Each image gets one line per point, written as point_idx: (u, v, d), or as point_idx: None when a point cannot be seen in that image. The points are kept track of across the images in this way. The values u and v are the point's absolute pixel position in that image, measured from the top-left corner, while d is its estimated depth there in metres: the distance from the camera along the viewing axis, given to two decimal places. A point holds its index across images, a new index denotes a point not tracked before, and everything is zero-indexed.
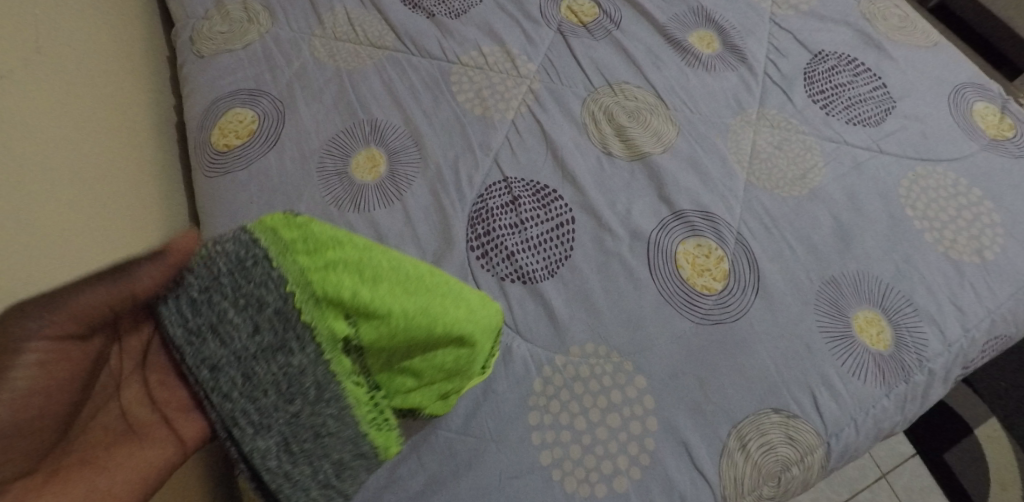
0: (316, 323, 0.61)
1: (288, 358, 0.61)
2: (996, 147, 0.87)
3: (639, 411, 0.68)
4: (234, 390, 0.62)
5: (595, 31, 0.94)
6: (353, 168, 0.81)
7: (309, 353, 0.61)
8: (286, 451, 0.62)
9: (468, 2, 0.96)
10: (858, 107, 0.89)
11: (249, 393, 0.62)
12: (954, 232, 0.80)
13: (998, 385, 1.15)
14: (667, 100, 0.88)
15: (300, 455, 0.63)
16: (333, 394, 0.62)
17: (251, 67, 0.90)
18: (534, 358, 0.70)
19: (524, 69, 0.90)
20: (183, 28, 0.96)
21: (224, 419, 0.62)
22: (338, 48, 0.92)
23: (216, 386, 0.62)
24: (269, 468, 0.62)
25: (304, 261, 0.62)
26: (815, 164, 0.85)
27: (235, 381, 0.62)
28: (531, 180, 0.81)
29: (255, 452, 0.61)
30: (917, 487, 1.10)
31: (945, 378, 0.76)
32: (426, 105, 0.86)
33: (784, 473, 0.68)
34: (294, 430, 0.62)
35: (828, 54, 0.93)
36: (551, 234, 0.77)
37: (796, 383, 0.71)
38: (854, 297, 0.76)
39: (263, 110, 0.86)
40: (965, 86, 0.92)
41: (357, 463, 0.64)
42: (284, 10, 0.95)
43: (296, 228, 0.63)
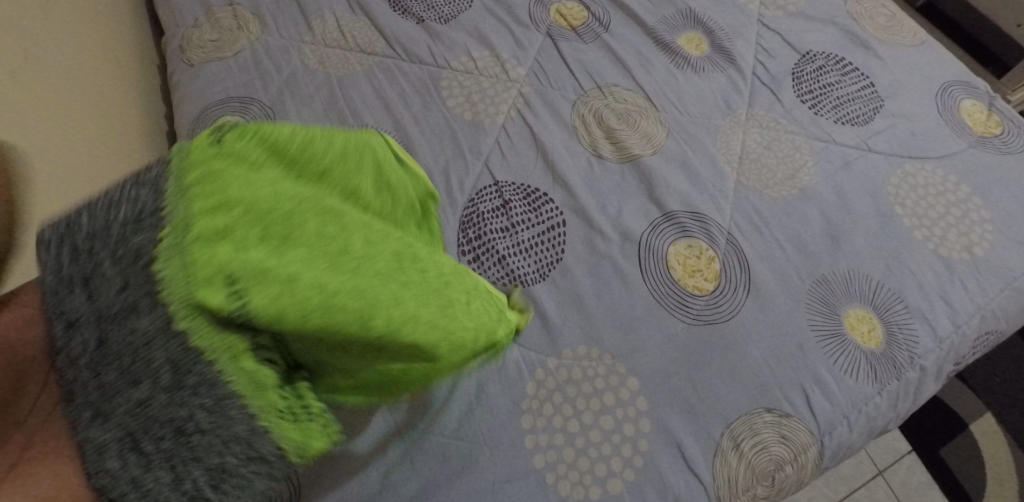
0: (195, 285, 0.46)
1: (147, 317, 0.46)
2: (984, 143, 0.87)
3: (632, 413, 0.68)
4: (99, 350, 0.46)
5: (584, 34, 0.95)
6: None
7: (169, 318, 0.46)
8: (137, 449, 0.46)
9: (457, 7, 0.96)
10: (846, 106, 0.89)
11: (110, 362, 0.46)
12: (943, 228, 0.81)
13: (991, 380, 1.16)
14: (657, 101, 0.89)
15: (168, 453, 0.46)
16: (189, 405, 0.46)
17: (240, 74, 0.90)
18: (526, 361, 0.70)
19: (514, 73, 0.90)
20: (173, 37, 0.96)
21: (79, 388, 0.46)
22: (328, 54, 0.92)
23: (75, 340, 0.46)
24: (126, 464, 0.45)
25: (208, 225, 0.48)
26: (804, 163, 0.85)
27: (95, 341, 0.46)
28: (522, 184, 0.81)
29: (86, 441, 0.45)
30: (913, 483, 1.10)
31: (937, 375, 0.76)
32: (416, 110, 0.87)
33: (778, 472, 0.68)
34: (155, 418, 0.46)
35: (816, 54, 0.94)
36: (542, 237, 0.77)
37: (788, 382, 0.71)
38: (845, 295, 0.76)
39: (253, 117, 0.86)
40: (952, 84, 0.93)
41: (241, 471, 0.47)
42: (274, 18, 0.95)
43: (223, 170, 0.51)
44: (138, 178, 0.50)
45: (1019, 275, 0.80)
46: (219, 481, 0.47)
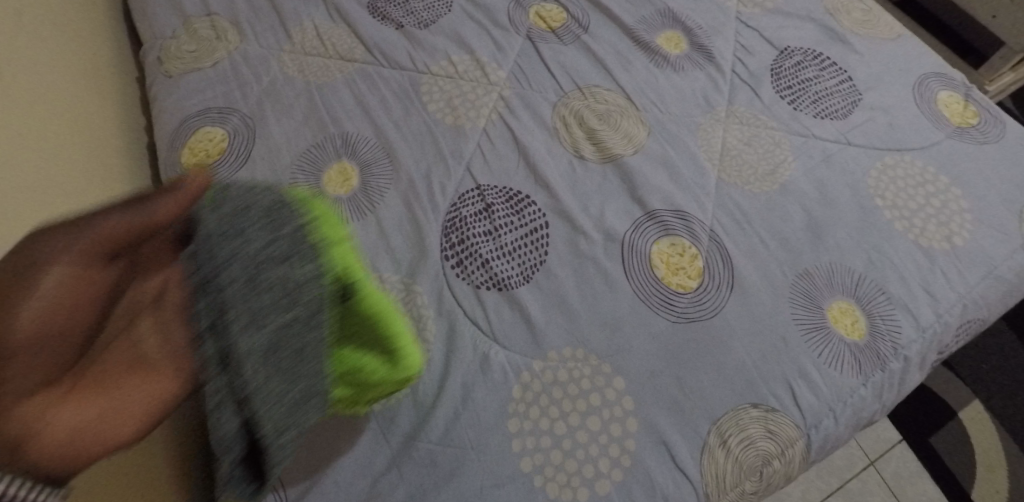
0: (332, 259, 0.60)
1: (290, 270, 0.57)
2: (961, 134, 0.88)
3: (619, 412, 0.68)
4: (235, 284, 0.55)
5: (564, 36, 0.95)
6: (326, 182, 0.80)
7: (309, 272, 0.58)
8: (267, 354, 0.55)
9: (437, 12, 0.96)
10: (825, 101, 0.90)
11: (247, 292, 0.55)
12: (923, 219, 0.81)
13: (979, 367, 1.16)
14: (637, 101, 0.89)
15: (279, 367, 0.56)
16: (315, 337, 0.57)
17: (219, 85, 0.90)
18: (512, 364, 0.70)
19: (494, 77, 0.90)
20: (151, 49, 0.95)
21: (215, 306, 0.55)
22: (308, 62, 0.92)
23: (216, 276, 0.55)
24: (248, 370, 0.54)
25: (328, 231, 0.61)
26: (784, 159, 0.86)
27: (236, 277, 0.55)
28: (504, 187, 0.81)
29: (238, 347, 0.54)
30: (905, 472, 1.10)
31: (921, 365, 0.77)
32: (397, 116, 0.87)
33: (765, 467, 0.69)
34: (281, 336, 0.56)
35: (794, 49, 0.95)
36: (525, 240, 0.77)
37: (773, 377, 0.71)
38: (828, 289, 0.77)
39: (233, 127, 0.85)
40: (929, 76, 0.94)
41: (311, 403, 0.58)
42: (253, 27, 0.95)
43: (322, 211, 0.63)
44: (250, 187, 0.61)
45: (1000, 263, 0.80)
46: (302, 408, 0.57)
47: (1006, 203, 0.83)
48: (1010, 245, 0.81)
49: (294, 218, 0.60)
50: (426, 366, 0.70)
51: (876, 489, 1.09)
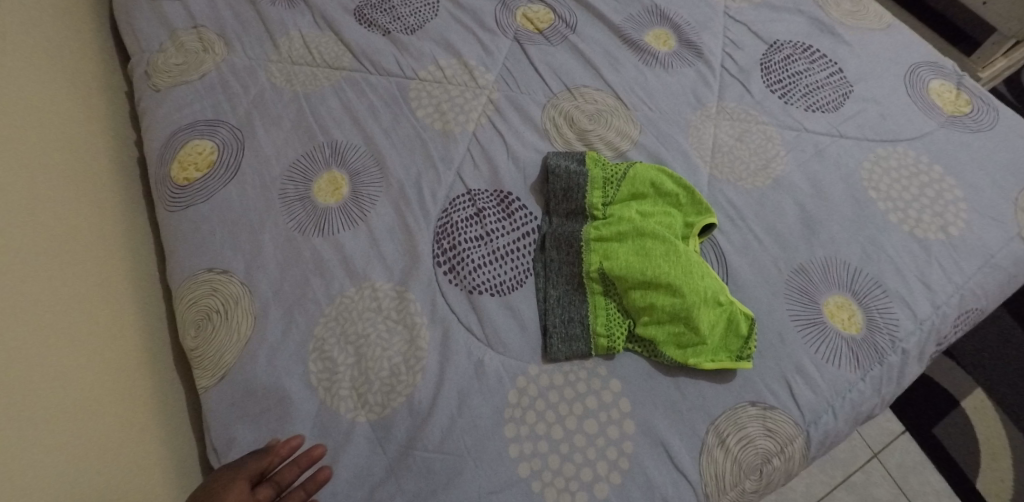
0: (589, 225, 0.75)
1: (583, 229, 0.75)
2: (954, 123, 0.87)
3: (616, 415, 0.68)
4: (568, 215, 0.77)
5: (551, 37, 0.94)
6: (316, 192, 0.80)
7: (588, 232, 0.75)
8: None
9: (423, 17, 0.96)
10: (816, 94, 0.89)
11: (558, 246, 0.75)
12: (918, 210, 0.81)
13: (980, 355, 1.15)
14: (627, 100, 0.89)
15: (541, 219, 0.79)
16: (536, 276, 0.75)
17: (207, 98, 0.89)
18: (507, 369, 0.70)
19: (482, 80, 0.90)
20: (138, 63, 0.95)
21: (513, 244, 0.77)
22: (295, 72, 0.91)
23: (554, 210, 0.78)
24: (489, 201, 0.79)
25: (617, 208, 0.76)
26: (776, 154, 0.85)
27: (572, 218, 0.77)
28: (495, 191, 0.80)
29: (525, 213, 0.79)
30: (909, 463, 1.08)
31: (920, 357, 0.76)
32: (386, 123, 0.86)
33: (766, 465, 0.68)
34: None
35: (783, 43, 0.94)
36: (518, 243, 0.76)
37: (770, 374, 0.71)
38: (823, 283, 0.76)
39: (222, 139, 0.85)
40: (920, 65, 0.93)
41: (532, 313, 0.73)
42: (239, 38, 0.94)
43: (628, 202, 0.77)
44: (473, 197, 0.80)
45: (996, 252, 0.79)
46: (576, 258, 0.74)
47: (1002, 191, 0.82)
48: (1006, 233, 0.80)
49: (611, 190, 0.77)
50: (421, 373, 0.69)
51: (882, 481, 1.07)
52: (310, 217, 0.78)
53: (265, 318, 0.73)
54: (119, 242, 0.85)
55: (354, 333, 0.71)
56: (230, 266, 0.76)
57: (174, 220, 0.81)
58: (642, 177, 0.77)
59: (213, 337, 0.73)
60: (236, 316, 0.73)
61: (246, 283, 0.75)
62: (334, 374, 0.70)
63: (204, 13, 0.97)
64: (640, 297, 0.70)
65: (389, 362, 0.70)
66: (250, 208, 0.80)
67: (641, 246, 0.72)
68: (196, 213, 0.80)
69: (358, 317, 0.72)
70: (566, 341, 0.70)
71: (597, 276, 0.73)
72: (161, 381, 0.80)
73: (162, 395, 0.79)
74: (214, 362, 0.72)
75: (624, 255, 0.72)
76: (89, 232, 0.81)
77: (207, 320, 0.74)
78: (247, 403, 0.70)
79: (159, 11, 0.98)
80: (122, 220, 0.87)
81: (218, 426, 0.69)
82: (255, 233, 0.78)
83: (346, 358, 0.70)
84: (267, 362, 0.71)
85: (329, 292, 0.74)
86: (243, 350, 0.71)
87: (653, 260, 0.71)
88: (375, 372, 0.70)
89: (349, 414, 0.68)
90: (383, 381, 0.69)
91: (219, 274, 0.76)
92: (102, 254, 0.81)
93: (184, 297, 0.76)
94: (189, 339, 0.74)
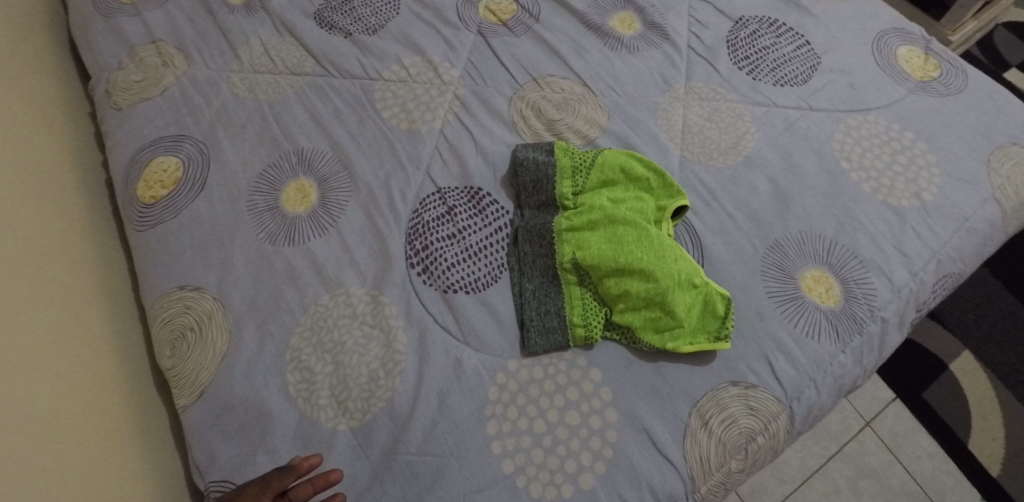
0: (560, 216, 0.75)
1: (554, 220, 0.75)
2: (923, 88, 0.87)
3: (598, 404, 0.68)
4: (539, 207, 0.77)
5: (515, 28, 0.93)
6: (284, 201, 0.79)
7: (560, 222, 0.74)
8: None
9: (384, 16, 0.94)
10: (783, 68, 0.89)
11: (530, 239, 0.74)
12: (890, 178, 0.80)
13: (966, 317, 1.15)
14: (594, 86, 0.88)
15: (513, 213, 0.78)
16: (511, 272, 0.74)
17: (170, 113, 0.88)
18: (486, 366, 0.70)
19: (447, 76, 0.89)
20: (98, 82, 0.93)
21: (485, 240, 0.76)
22: (257, 80, 0.90)
23: (525, 204, 0.77)
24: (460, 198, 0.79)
25: (588, 196, 0.76)
26: (746, 131, 0.85)
27: (543, 210, 0.77)
28: (465, 187, 0.80)
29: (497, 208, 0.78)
30: (901, 430, 1.09)
31: (900, 324, 0.75)
32: (352, 126, 0.85)
33: (750, 444, 0.68)
34: None
35: (748, 19, 0.93)
36: (490, 238, 0.76)
37: (750, 353, 0.71)
38: (799, 258, 0.76)
39: (187, 154, 0.84)
40: (887, 32, 0.92)
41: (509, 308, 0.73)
42: (199, 50, 0.93)
43: (598, 190, 0.76)
44: (444, 195, 0.79)
45: (971, 215, 0.79)
46: (549, 251, 0.74)
47: (974, 154, 0.82)
48: (980, 196, 0.80)
49: (580, 179, 0.77)
50: (400, 376, 0.69)
51: (875, 449, 1.08)
52: (280, 227, 0.77)
53: (240, 332, 0.72)
54: (88, 263, 0.84)
55: (330, 341, 0.71)
56: (202, 282, 0.76)
57: (143, 239, 0.80)
58: (611, 163, 0.77)
59: (189, 356, 0.72)
60: (211, 332, 0.73)
61: (219, 298, 0.74)
62: (313, 384, 0.69)
63: (162, 27, 0.96)
64: (614, 285, 0.70)
65: (367, 368, 0.70)
66: (218, 222, 0.79)
67: (612, 234, 0.72)
68: (165, 231, 0.79)
69: (333, 325, 0.72)
70: (543, 334, 0.70)
71: (571, 266, 0.72)
72: (140, 402, 0.79)
73: (142, 416, 0.78)
74: (191, 380, 0.71)
75: (596, 243, 0.71)
76: (56, 258, 0.80)
77: (182, 339, 0.73)
78: (226, 419, 0.69)
79: (116, 28, 0.97)
80: (91, 243, 0.86)
81: (199, 444, 0.69)
82: (225, 247, 0.77)
83: (324, 367, 0.70)
84: (244, 376, 0.70)
85: (304, 301, 0.73)
86: (219, 367, 0.71)
87: (625, 246, 0.70)
88: (353, 378, 0.69)
89: (330, 422, 0.68)
90: (362, 387, 0.69)
91: (191, 291, 0.75)
92: (69, 278, 0.80)
93: (158, 316, 0.75)
94: (165, 359, 0.73)
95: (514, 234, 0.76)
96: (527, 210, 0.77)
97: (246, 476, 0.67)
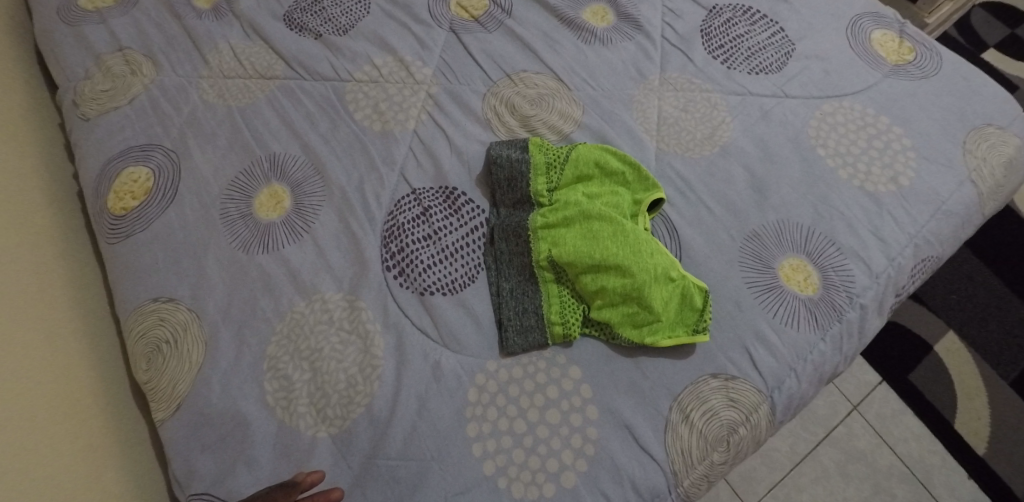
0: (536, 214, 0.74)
1: (530, 218, 0.74)
2: (897, 72, 0.87)
3: (578, 402, 0.67)
4: (515, 205, 0.76)
5: (487, 23, 0.92)
6: (257, 208, 0.78)
7: (536, 220, 0.74)
8: None
9: (354, 15, 0.93)
10: (758, 56, 0.88)
11: (507, 238, 0.74)
12: (866, 163, 0.80)
13: (949, 298, 1.16)
14: (568, 81, 0.87)
15: (490, 212, 0.77)
16: (489, 273, 0.73)
17: (139, 122, 0.87)
18: (464, 368, 0.69)
19: (420, 75, 0.88)
20: (65, 92, 0.92)
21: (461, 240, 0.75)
22: (227, 86, 0.89)
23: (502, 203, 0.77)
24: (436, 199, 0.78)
25: (563, 193, 0.75)
26: (722, 121, 0.84)
27: (519, 208, 0.76)
28: (440, 187, 0.79)
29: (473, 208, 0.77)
30: (887, 412, 1.09)
31: (879, 309, 0.76)
32: (324, 129, 0.84)
33: (732, 436, 0.68)
34: None
35: (722, 7, 0.92)
36: (466, 238, 0.75)
37: (730, 344, 0.71)
38: (777, 247, 0.76)
39: (158, 163, 0.83)
40: (861, 17, 0.92)
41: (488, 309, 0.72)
42: (167, 56, 0.92)
43: (574, 186, 0.76)
44: (418, 196, 0.78)
45: (948, 198, 0.79)
46: (526, 249, 0.73)
47: (950, 136, 0.82)
48: (956, 178, 0.80)
49: (555, 176, 0.76)
50: (379, 381, 0.69)
51: (863, 432, 1.08)
52: (254, 235, 0.77)
53: (216, 342, 0.72)
54: (57, 275, 0.82)
55: (308, 348, 0.70)
56: (177, 293, 0.75)
57: (115, 251, 0.79)
58: (585, 158, 0.76)
59: (164, 368, 0.71)
60: (186, 343, 0.72)
61: (193, 309, 0.73)
62: (291, 392, 0.69)
63: (129, 34, 0.94)
64: (591, 282, 0.69)
65: (345, 374, 0.69)
66: (191, 232, 0.78)
67: (588, 230, 0.71)
68: (138, 242, 0.78)
69: (310, 331, 0.71)
70: (522, 333, 0.70)
71: (548, 265, 0.72)
72: (118, 415, 0.78)
73: (119, 428, 0.77)
74: (168, 393, 0.70)
75: (572, 240, 0.71)
76: (26, 271, 0.79)
77: (157, 351, 0.72)
78: (205, 431, 0.69)
79: (81, 36, 0.95)
80: (62, 255, 0.84)
81: (178, 457, 0.68)
82: (199, 257, 0.76)
83: (301, 374, 0.69)
84: (221, 387, 0.70)
85: (279, 309, 0.73)
86: (196, 378, 0.70)
87: (600, 242, 0.70)
88: (332, 385, 0.69)
89: (309, 430, 0.68)
90: (341, 393, 0.68)
91: (165, 303, 0.74)
92: (38, 292, 0.79)
93: (133, 329, 0.74)
94: (141, 372, 0.73)
95: (490, 234, 0.75)
96: (503, 210, 0.76)
97: (227, 487, 0.66)
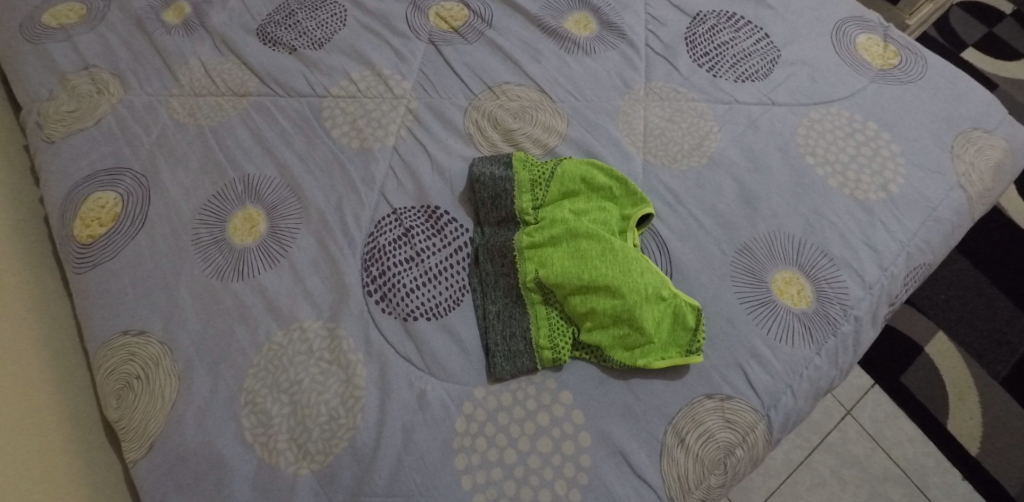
0: (522, 233, 0.72)
1: (516, 238, 0.72)
2: (884, 77, 0.85)
3: (570, 429, 0.65)
4: (500, 224, 0.74)
5: (467, 34, 0.90)
6: (232, 233, 0.75)
7: (523, 239, 0.71)
8: None
9: (330, 29, 0.90)
10: (744, 63, 0.87)
11: (493, 259, 0.71)
12: (856, 171, 0.79)
13: (940, 300, 1.15)
14: (552, 92, 0.85)
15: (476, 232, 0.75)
16: (475, 297, 0.71)
17: (106, 143, 0.83)
18: (451, 397, 0.67)
19: (399, 89, 0.85)
20: (28, 113, 0.88)
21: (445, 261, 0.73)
22: (198, 104, 0.86)
23: (487, 222, 0.74)
24: (418, 219, 0.75)
25: (550, 210, 0.72)
26: (709, 130, 0.82)
27: (504, 227, 0.74)
28: (422, 207, 0.76)
29: (459, 228, 0.75)
30: (882, 417, 1.08)
31: (874, 320, 0.74)
32: (301, 148, 0.81)
33: (729, 458, 0.66)
34: None
35: (706, 14, 0.91)
36: (450, 260, 0.73)
37: (724, 363, 0.69)
38: (769, 260, 0.74)
39: (127, 188, 0.80)
40: (846, 21, 0.91)
41: (475, 335, 0.69)
42: (135, 74, 0.88)
43: (559, 203, 0.73)
44: (401, 216, 0.76)
45: (938, 205, 0.78)
46: (513, 271, 0.70)
47: (937, 141, 0.81)
48: (946, 184, 0.79)
49: (540, 192, 0.74)
50: (362, 413, 0.66)
51: (858, 437, 1.07)
52: (229, 262, 0.74)
53: (190, 377, 0.69)
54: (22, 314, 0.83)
55: (287, 380, 0.67)
56: (148, 325, 0.72)
57: (82, 281, 0.76)
58: (571, 174, 0.74)
59: (136, 406, 0.68)
60: (158, 379, 0.69)
61: (166, 342, 0.70)
62: (270, 427, 0.66)
63: (95, 52, 0.91)
64: (580, 303, 0.67)
65: (326, 407, 0.66)
66: (162, 260, 0.75)
67: (576, 249, 0.68)
68: (105, 272, 0.75)
69: (289, 363, 0.68)
70: (509, 359, 0.67)
71: (535, 287, 0.69)
72: (86, 455, 0.77)
73: (89, 466, 0.77)
74: (140, 431, 0.67)
75: (559, 260, 0.68)
76: None
77: (128, 388, 0.69)
78: (180, 470, 0.65)
79: (44, 55, 0.91)
80: (31, 298, 0.85)
81: (151, 498, 0.65)
82: (170, 286, 0.73)
83: (280, 408, 0.67)
84: (196, 424, 0.67)
85: (256, 340, 0.70)
86: (169, 415, 0.67)
87: (588, 263, 0.67)
88: (313, 418, 0.66)
89: (290, 467, 0.65)
90: (323, 427, 0.66)
91: (136, 336, 0.71)
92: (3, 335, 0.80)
93: (103, 365, 0.71)
94: (112, 410, 0.70)
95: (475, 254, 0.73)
96: (488, 230, 0.74)
97: None
